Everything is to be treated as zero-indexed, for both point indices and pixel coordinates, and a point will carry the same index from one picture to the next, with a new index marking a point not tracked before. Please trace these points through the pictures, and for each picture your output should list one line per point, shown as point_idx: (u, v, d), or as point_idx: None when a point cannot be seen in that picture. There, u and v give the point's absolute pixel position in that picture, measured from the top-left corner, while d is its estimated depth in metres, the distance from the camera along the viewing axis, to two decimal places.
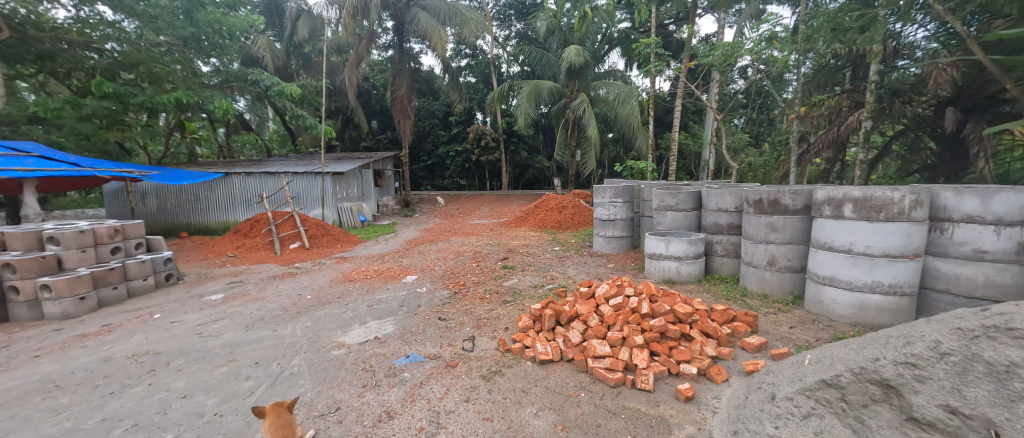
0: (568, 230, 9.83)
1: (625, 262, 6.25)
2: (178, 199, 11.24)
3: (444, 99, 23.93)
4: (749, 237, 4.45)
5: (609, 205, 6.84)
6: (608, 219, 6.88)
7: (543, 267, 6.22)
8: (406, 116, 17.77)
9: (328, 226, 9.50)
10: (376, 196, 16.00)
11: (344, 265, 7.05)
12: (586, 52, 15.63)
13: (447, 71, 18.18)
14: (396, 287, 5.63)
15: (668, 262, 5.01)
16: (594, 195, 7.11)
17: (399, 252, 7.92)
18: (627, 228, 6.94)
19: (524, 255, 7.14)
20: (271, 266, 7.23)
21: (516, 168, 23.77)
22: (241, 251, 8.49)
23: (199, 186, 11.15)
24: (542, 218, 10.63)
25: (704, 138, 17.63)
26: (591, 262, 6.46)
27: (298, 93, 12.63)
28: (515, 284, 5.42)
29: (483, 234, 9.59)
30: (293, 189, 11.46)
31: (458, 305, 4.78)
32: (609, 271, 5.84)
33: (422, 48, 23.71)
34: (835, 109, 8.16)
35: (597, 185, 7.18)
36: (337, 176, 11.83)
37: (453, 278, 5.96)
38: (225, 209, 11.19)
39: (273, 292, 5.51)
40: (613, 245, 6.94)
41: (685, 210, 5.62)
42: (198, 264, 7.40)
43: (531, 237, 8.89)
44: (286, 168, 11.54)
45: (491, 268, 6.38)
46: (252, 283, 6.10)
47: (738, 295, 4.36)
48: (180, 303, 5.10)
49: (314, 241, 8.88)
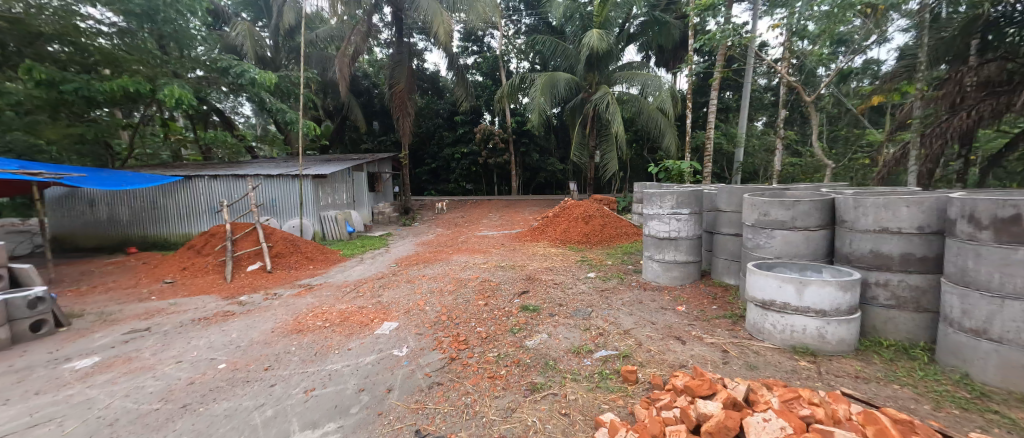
0: (598, 245, 7.91)
1: (702, 304, 4.24)
2: (129, 207, 9.50)
3: (449, 98, 22.20)
4: (977, 286, 2.46)
5: (669, 218, 4.92)
6: (667, 237, 4.95)
7: (582, 310, 4.28)
8: (407, 114, 16.00)
9: (300, 242, 7.64)
10: (371, 203, 14.23)
11: (304, 301, 5.17)
12: (610, 38, 13.67)
13: (451, 64, 16.44)
14: (362, 347, 3.68)
15: (801, 319, 3.01)
16: (644, 204, 5.22)
17: (382, 278, 6.03)
18: (694, 250, 4.98)
19: (548, 287, 5.19)
20: (208, 300, 5.39)
21: (527, 172, 21.94)
22: (185, 275, 6.66)
23: (155, 190, 9.41)
24: (563, 231, 8.67)
25: (737, 136, 15.66)
26: (648, 301, 4.45)
27: (274, 80, 10.68)
28: (545, 346, 3.47)
29: (491, 252, 7.64)
30: (267, 195, 9.67)
31: (453, 392, 2.82)
32: (684, 320, 3.84)
33: (425, 44, 22.14)
34: (957, 89, 6.08)
35: (646, 190, 5.26)
36: (319, 179, 10.05)
37: (449, 329, 4.02)
38: (187, 218, 9.47)
39: (175, 354, 3.62)
40: (677, 273, 4.97)
41: (806, 229, 3.62)
42: (114, 297, 5.57)
43: (554, 257, 6.93)
44: (259, 170, 9.79)
45: (504, 310, 4.44)
46: (162, 332, 4.22)
47: (970, 396, 2.35)
48: (18, 378, 3.23)
49: (279, 261, 7.04)
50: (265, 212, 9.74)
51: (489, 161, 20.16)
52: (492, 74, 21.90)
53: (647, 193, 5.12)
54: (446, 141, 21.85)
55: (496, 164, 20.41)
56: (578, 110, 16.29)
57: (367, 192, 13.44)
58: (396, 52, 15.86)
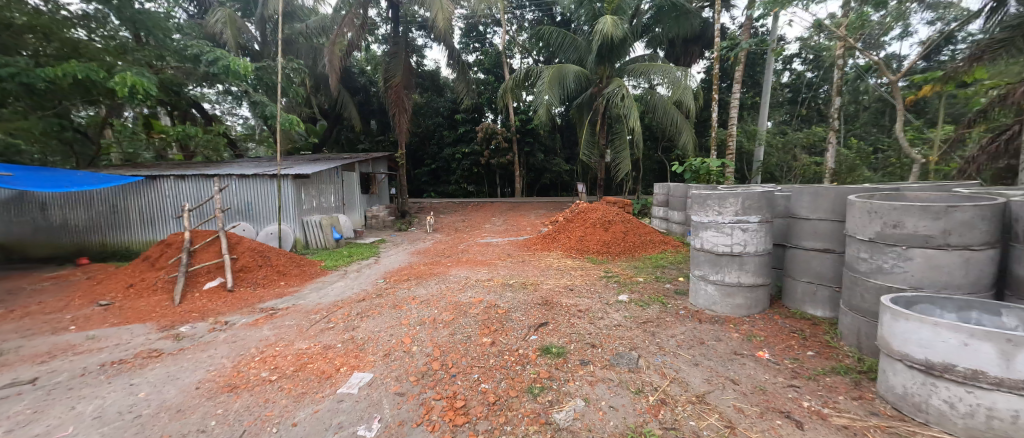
0: (621, 255, 6.77)
1: (793, 349, 3.07)
2: (86, 211, 8.41)
3: (450, 96, 21.12)
4: None
5: (732, 228, 3.75)
6: (729, 253, 3.79)
7: (625, 355, 3.14)
8: (403, 110, 14.83)
9: (271, 253, 6.49)
10: (365, 206, 13.08)
11: (258, 334, 4.01)
12: (625, 25, 12.56)
13: (453, 57, 15.32)
14: (315, 422, 2.50)
15: (1007, 400, 1.85)
16: (694, 210, 4.07)
17: (364, 301, 4.86)
18: (764, 269, 3.82)
19: (571, 316, 4.03)
20: (139, 332, 4.25)
21: (532, 173, 20.78)
22: (128, 295, 5.52)
23: (114, 192, 8.31)
24: (579, 239, 7.51)
25: (758, 133, 14.52)
26: (713, 342, 3.28)
27: (251, 69, 9.47)
28: (585, 427, 2.29)
29: (497, 264, 6.47)
30: (241, 198, 8.55)
31: None
32: (779, 378, 2.67)
33: (425, 40, 21.18)
34: None
35: (697, 191, 4.09)
36: (302, 179, 8.93)
37: (443, 386, 2.84)
38: (152, 224, 8.42)
39: (38, 432, 2.48)
40: (742, 301, 3.80)
41: (967, 249, 2.46)
42: (26, 326, 4.45)
43: (573, 272, 5.78)
44: (233, 169, 8.68)
45: (517, 354, 3.26)
46: (48, 387, 3.07)
47: None
48: None
49: (244, 276, 5.91)
50: (239, 217, 8.62)
51: (492, 161, 19.00)
52: (495, 70, 20.81)
53: (700, 195, 3.97)
54: (446, 141, 20.72)
55: (499, 164, 19.24)
56: (588, 106, 15.46)
57: (359, 194, 12.33)
58: (392, 44, 14.77)
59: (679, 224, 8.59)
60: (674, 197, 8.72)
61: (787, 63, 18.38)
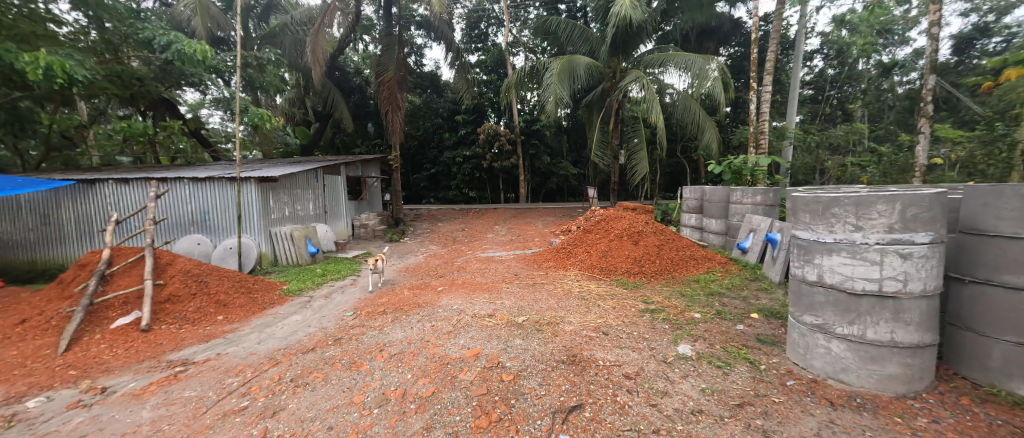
0: (657, 279, 5.31)
1: None
2: (12, 222, 7.15)
3: (450, 95, 19.78)
4: None
5: (886, 257, 2.30)
6: (879, 292, 2.33)
7: None
8: (396, 108, 13.42)
9: (210, 276, 5.10)
10: (353, 213, 11.73)
11: (130, 419, 2.56)
12: (643, 9, 11.10)
13: (451, 50, 13.94)
14: None
15: None
16: (805, 226, 2.68)
17: (312, 351, 3.43)
18: (934, 318, 2.36)
19: (616, 389, 2.57)
20: None
21: (538, 177, 19.40)
22: (7, 337, 4.11)
23: (41, 198, 7.01)
24: (601, 255, 6.06)
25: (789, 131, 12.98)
26: None
27: (208, 53, 8.25)
28: None
29: (501, 290, 5.04)
30: (196, 206, 7.24)
31: None
32: None
33: (424, 40, 19.99)
34: None
35: (797, 195, 2.72)
36: (270, 183, 7.57)
37: None
38: (83, 236, 7.08)
39: None
40: (897, 372, 2.35)
41: None
42: None
43: (600, 304, 4.34)
44: (187, 171, 7.37)
45: None
46: None
47: None
48: None
49: (171, 307, 4.54)
50: (195, 229, 7.30)
51: (494, 165, 17.66)
52: (497, 70, 19.48)
53: (817, 200, 2.54)
54: (446, 143, 19.36)
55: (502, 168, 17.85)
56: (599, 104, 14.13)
57: (346, 201, 10.99)
58: (384, 38, 13.43)
59: (718, 235, 7.15)
60: (711, 203, 7.28)
61: (811, 60, 17.02)
